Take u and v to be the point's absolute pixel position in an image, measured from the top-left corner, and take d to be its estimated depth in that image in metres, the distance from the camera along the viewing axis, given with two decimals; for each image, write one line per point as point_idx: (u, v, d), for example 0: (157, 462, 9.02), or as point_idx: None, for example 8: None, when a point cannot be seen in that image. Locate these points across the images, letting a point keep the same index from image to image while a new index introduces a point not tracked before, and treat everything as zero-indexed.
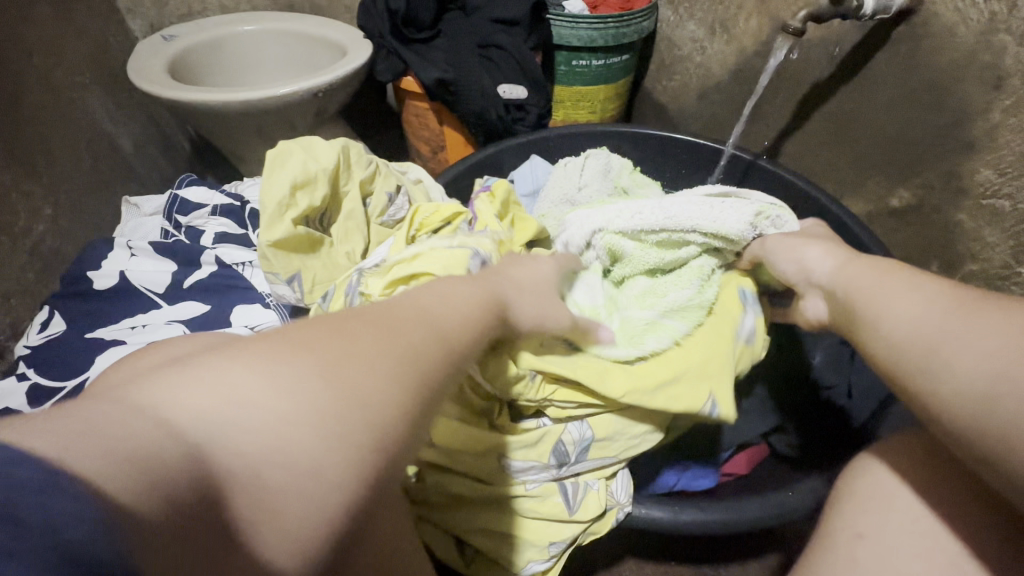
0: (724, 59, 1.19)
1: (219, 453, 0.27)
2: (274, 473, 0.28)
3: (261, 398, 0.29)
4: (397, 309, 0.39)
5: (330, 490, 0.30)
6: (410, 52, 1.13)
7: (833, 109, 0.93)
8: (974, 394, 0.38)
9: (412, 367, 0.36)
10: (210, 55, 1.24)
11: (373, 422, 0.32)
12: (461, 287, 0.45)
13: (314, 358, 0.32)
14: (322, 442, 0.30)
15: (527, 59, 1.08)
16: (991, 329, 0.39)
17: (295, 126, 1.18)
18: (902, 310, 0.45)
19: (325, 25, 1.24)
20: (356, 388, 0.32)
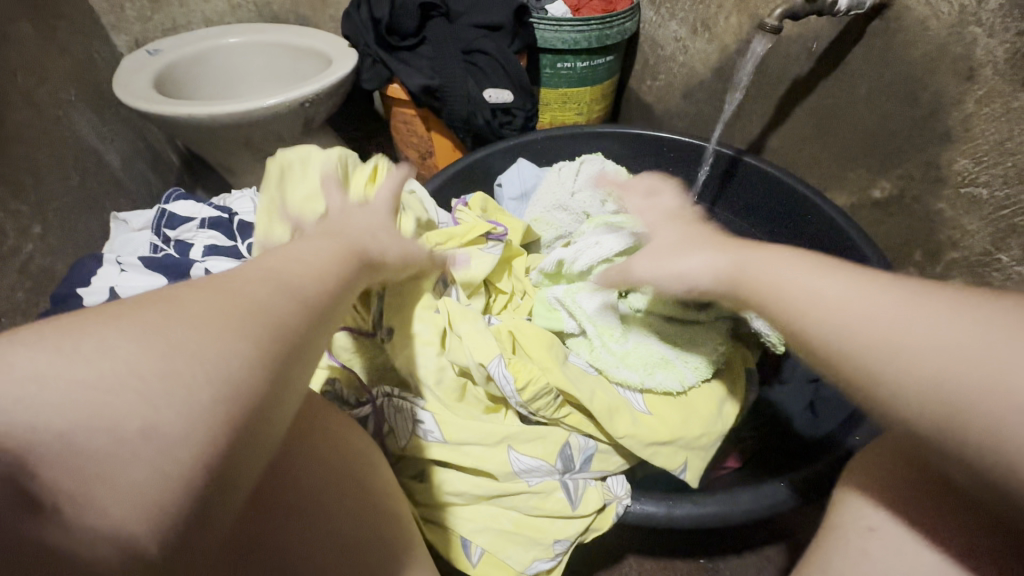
0: (706, 57, 1.20)
1: (15, 431, 0.29)
2: (92, 437, 0.30)
3: (65, 373, 0.31)
4: (239, 278, 0.39)
5: (175, 445, 0.31)
6: (395, 59, 1.13)
7: (814, 103, 0.95)
8: (933, 401, 0.35)
9: (260, 321, 0.36)
10: (195, 68, 1.24)
11: (215, 374, 0.33)
12: (314, 246, 0.46)
13: (127, 326, 0.33)
14: (143, 398, 0.31)
15: (511, 63, 1.09)
16: (931, 320, 0.37)
17: (282, 137, 1.19)
18: (838, 304, 0.41)
19: (309, 35, 1.24)
20: (183, 344, 0.33)
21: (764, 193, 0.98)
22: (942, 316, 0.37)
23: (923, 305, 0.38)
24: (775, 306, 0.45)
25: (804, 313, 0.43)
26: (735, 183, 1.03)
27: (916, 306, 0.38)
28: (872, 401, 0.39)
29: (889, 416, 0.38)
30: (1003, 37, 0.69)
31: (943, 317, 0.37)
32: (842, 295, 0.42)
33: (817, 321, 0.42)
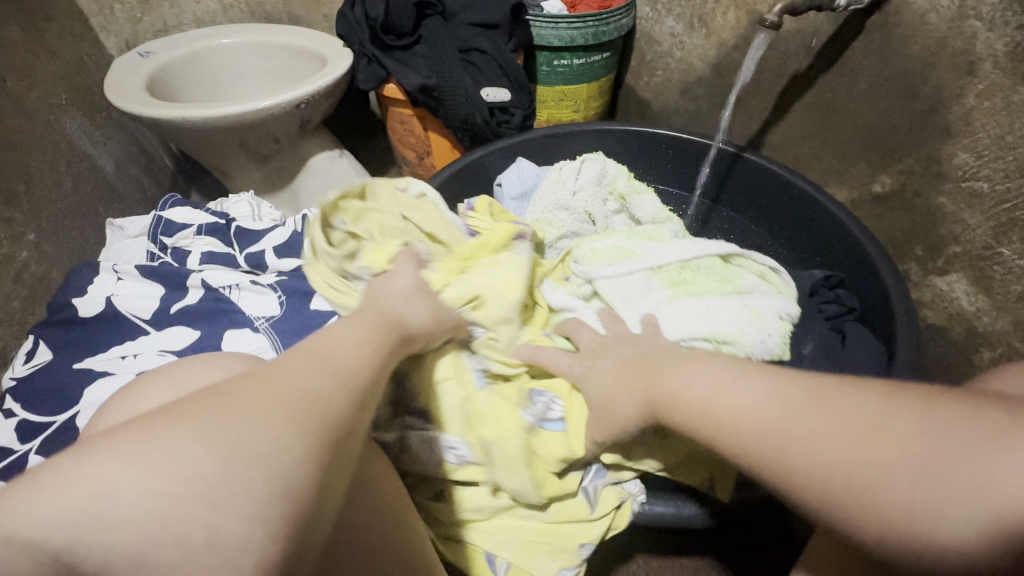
0: (704, 52, 1.20)
1: (83, 554, 0.29)
2: (159, 551, 0.30)
3: (131, 482, 0.31)
4: (283, 368, 0.40)
5: (239, 554, 0.31)
6: (391, 59, 1.12)
7: (814, 98, 0.94)
8: (835, 491, 0.37)
9: (313, 415, 0.37)
10: (188, 70, 1.23)
11: (276, 474, 0.33)
12: (356, 323, 0.48)
13: (187, 426, 0.33)
14: (210, 507, 0.31)
15: (508, 61, 1.09)
16: (841, 418, 0.39)
17: (277, 139, 1.18)
18: (736, 400, 0.44)
19: (302, 34, 1.23)
20: (246, 443, 0.33)
21: (764, 189, 0.98)
22: (838, 410, 0.39)
23: (814, 405, 0.40)
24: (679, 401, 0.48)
25: (723, 421, 0.44)
26: (734, 179, 1.03)
27: (811, 404, 0.41)
28: (785, 492, 0.41)
29: (794, 502, 0.40)
30: (1003, 30, 0.69)
31: (833, 414, 0.39)
32: (743, 393, 0.44)
33: (722, 417, 0.44)
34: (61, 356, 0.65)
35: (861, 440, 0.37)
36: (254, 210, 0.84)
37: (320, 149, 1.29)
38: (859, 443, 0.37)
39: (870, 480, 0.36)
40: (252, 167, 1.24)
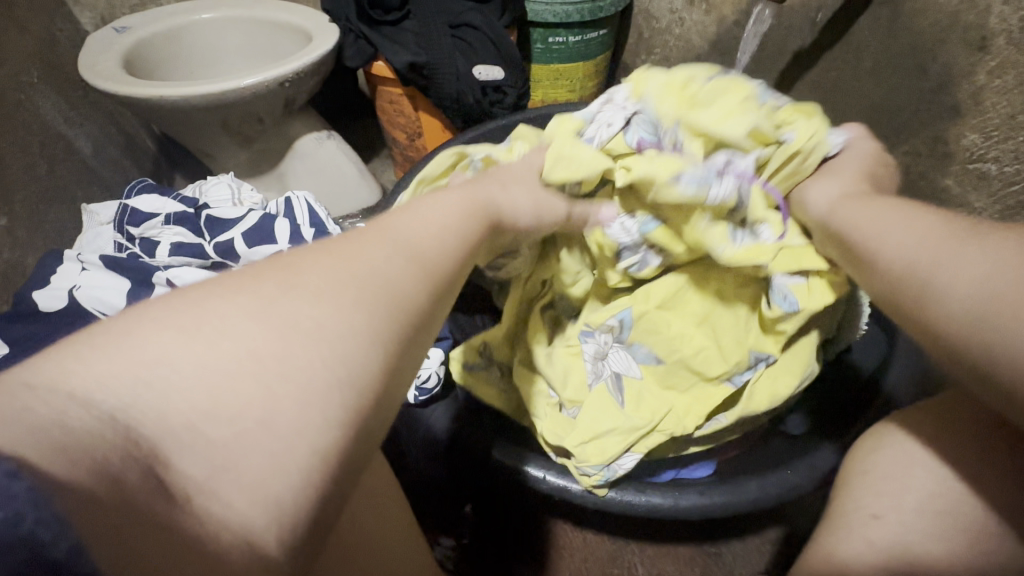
0: (704, 29, 1.18)
1: (136, 417, 0.27)
2: (214, 425, 0.28)
3: (187, 355, 0.29)
4: (367, 245, 0.38)
5: (297, 434, 0.29)
6: (379, 35, 1.08)
7: (817, 77, 0.91)
8: (967, 313, 0.36)
9: (384, 298, 0.35)
10: (167, 47, 1.17)
11: (336, 359, 0.31)
12: (444, 205, 0.46)
13: (246, 300, 0.32)
14: (263, 387, 0.29)
15: (501, 38, 1.05)
16: (986, 256, 0.37)
17: (262, 119, 1.14)
18: (902, 233, 0.43)
19: (286, 9, 1.18)
20: (303, 325, 0.31)
21: None
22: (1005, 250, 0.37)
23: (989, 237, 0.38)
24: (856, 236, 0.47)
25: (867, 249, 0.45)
26: None
27: (981, 239, 0.39)
28: (919, 320, 0.40)
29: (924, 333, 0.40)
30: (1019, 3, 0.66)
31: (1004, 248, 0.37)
32: (892, 233, 0.44)
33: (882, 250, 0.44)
34: (17, 348, 0.59)
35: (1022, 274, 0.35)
36: (234, 193, 0.81)
37: (307, 129, 1.25)
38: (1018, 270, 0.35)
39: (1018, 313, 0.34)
40: (236, 148, 1.20)
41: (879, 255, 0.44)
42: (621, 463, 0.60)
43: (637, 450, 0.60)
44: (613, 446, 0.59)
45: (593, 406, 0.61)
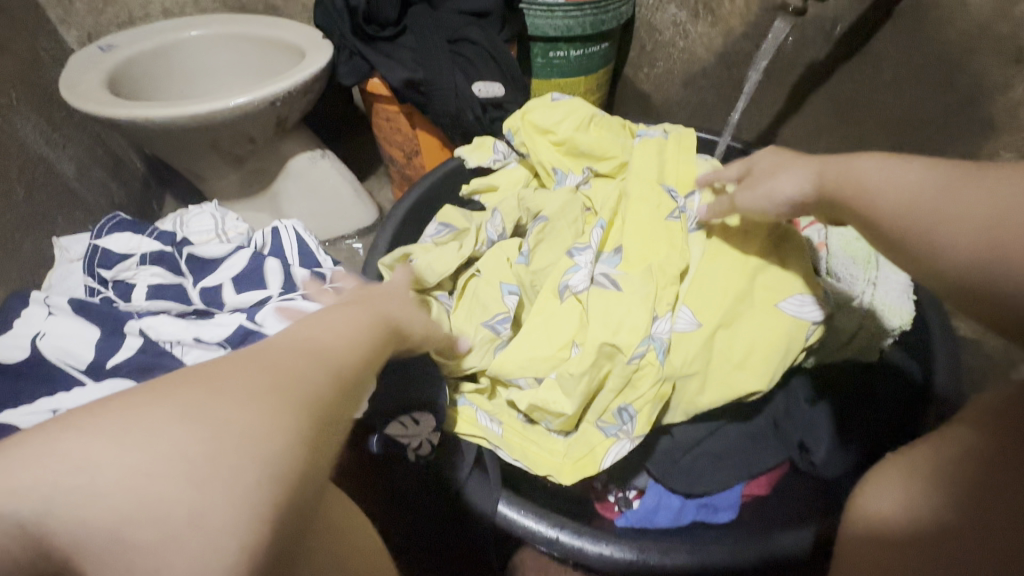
0: (710, 42, 1.13)
1: (55, 526, 0.25)
2: (138, 530, 0.25)
3: (101, 459, 0.26)
4: (274, 349, 0.34)
5: (227, 535, 0.26)
6: (374, 50, 1.03)
7: (833, 90, 0.88)
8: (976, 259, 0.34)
9: (306, 405, 0.31)
10: (154, 66, 1.13)
11: (267, 460, 0.28)
12: (343, 315, 0.41)
13: (163, 405, 0.28)
14: (191, 487, 0.26)
15: (500, 52, 1.02)
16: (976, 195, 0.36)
17: (253, 139, 1.09)
18: (896, 177, 0.42)
19: (277, 24, 1.14)
20: (232, 433, 0.28)
21: None
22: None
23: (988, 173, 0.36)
24: (848, 190, 0.45)
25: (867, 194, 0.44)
26: None
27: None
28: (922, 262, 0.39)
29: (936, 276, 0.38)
30: None
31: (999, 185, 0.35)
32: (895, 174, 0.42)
33: (881, 196, 0.42)
34: None
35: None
36: (218, 225, 0.76)
37: (301, 148, 1.19)
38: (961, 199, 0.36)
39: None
40: (227, 169, 1.16)
41: (878, 205, 0.42)
42: (660, 328, 0.56)
43: (662, 314, 0.57)
44: (641, 313, 0.56)
45: (592, 308, 0.57)
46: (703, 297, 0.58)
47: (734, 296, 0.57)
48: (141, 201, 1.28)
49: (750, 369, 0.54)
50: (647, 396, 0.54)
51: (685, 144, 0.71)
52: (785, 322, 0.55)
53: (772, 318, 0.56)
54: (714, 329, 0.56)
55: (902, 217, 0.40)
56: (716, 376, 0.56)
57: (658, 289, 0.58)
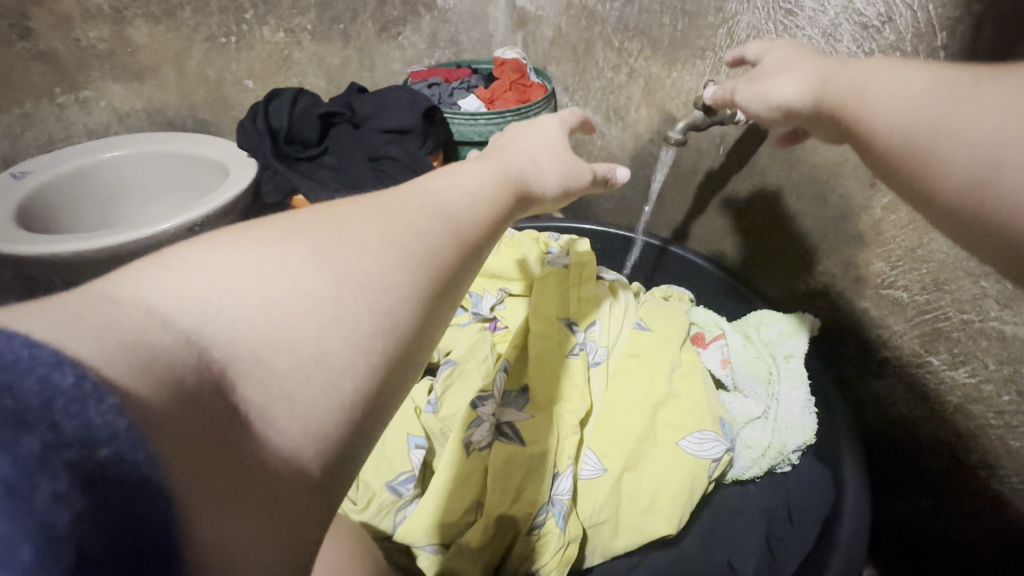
0: (623, 143, 1.21)
1: (214, 339, 0.30)
2: (276, 355, 0.32)
3: (251, 288, 0.33)
4: (408, 199, 0.44)
5: (342, 373, 0.34)
6: (296, 172, 1.06)
7: (728, 195, 0.94)
8: (964, 179, 0.37)
9: (420, 258, 0.40)
10: (73, 188, 1.12)
11: (378, 310, 0.37)
12: (477, 175, 0.53)
13: (306, 247, 0.36)
14: (319, 328, 0.34)
15: (421, 165, 1.05)
16: (988, 105, 0.36)
17: None
18: (899, 89, 0.43)
19: (204, 143, 1.16)
20: (353, 275, 0.36)
21: (693, 281, 1.00)
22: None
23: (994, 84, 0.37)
24: (848, 104, 0.47)
25: (864, 104, 0.45)
26: (664, 271, 1.05)
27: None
28: (918, 175, 0.40)
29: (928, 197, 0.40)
30: None
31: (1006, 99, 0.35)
32: (898, 92, 0.43)
33: (882, 108, 0.43)
34: None
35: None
36: None
37: None
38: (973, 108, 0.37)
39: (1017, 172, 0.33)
40: None
41: (879, 119, 0.43)
42: (563, 488, 0.57)
43: (565, 468, 0.59)
44: (541, 475, 0.57)
45: (493, 469, 0.57)
46: (607, 443, 0.61)
47: (635, 439, 0.60)
48: None
49: (659, 513, 0.57)
50: (554, 560, 0.55)
51: (587, 270, 0.73)
52: (686, 463, 0.59)
53: (673, 460, 0.59)
54: (618, 476, 0.59)
55: (906, 136, 0.41)
56: (625, 522, 0.58)
57: (560, 442, 0.60)
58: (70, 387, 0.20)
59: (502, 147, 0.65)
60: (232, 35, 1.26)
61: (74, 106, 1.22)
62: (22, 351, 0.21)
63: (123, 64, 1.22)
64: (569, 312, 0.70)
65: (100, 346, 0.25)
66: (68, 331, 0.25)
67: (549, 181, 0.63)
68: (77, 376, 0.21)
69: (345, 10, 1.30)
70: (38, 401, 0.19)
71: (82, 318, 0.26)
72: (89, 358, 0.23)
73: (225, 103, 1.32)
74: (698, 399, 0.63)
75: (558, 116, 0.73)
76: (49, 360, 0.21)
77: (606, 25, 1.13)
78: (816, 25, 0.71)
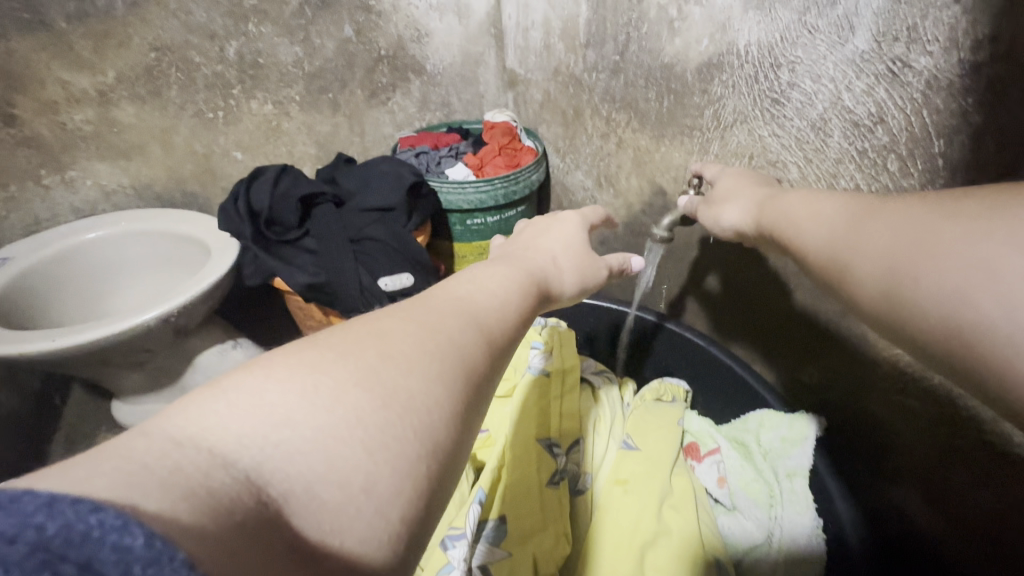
0: (615, 210, 1.18)
1: (270, 476, 0.30)
2: (328, 489, 0.31)
3: (306, 417, 0.33)
4: (438, 303, 0.45)
5: (391, 503, 0.33)
6: (275, 256, 1.03)
7: (724, 275, 0.90)
8: (877, 283, 0.42)
9: (457, 370, 0.40)
10: (55, 273, 1.10)
11: (421, 431, 0.35)
12: (500, 275, 0.53)
13: (351, 369, 0.36)
14: (369, 455, 0.33)
15: (408, 246, 1.03)
16: (886, 225, 0.44)
17: (150, 349, 1.03)
18: (817, 215, 0.52)
19: (189, 221, 1.16)
20: (399, 400, 0.35)
21: (691, 362, 0.94)
22: (952, 228, 0.38)
23: (879, 212, 0.45)
24: (783, 231, 0.56)
25: (795, 232, 0.54)
26: (657, 349, 0.99)
27: (931, 222, 0.40)
28: (843, 278, 0.47)
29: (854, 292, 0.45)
30: None
31: (895, 219, 0.43)
32: (817, 221, 0.52)
33: (807, 232, 0.52)
34: None
35: (968, 244, 0.36)
36: None
37: (208, 344, 1.14)
38: (879, 225, 0.44)
39: (910, 273, 0.39)
40: (127, 375, 1.09)
41: (806, 241, 0.52)
42: None
43: None
44: None
45: None
46: None
47: None
48: (39, 404, 1.21)
49: None
50: None
51: (570, 381, 0.70)
52: None
53: None
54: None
55: (830, 253, 0.48)
56: None
57: None
58: (143, 550, 0.19)
59: (522, 245, 0.64)
60: (220, 109, 1.26)
61: (61, 186, 1.22)
62: (88, 519, 0.19)
63: (109, 144, 1.22)
64: (547, 430, 0.66)
65: (165, 494, 0.25)
66: (135, 485, 0.25)
67: (568, 281, 0.62)
68: (146, 535, 0.19)
69: (332, 80, 1.30)
70: (117, 571, 0.18)
71: (140, 473, 0.25)
72: (161, 511, 0.23)
73: (213, 175, 1.32)
74: (693, 526, 0.59)
75: (578, 212, 0.71)
76: (117, 522, 0.19)
77: (593, 94, 1.11)
78: (804, 117, 0.70)
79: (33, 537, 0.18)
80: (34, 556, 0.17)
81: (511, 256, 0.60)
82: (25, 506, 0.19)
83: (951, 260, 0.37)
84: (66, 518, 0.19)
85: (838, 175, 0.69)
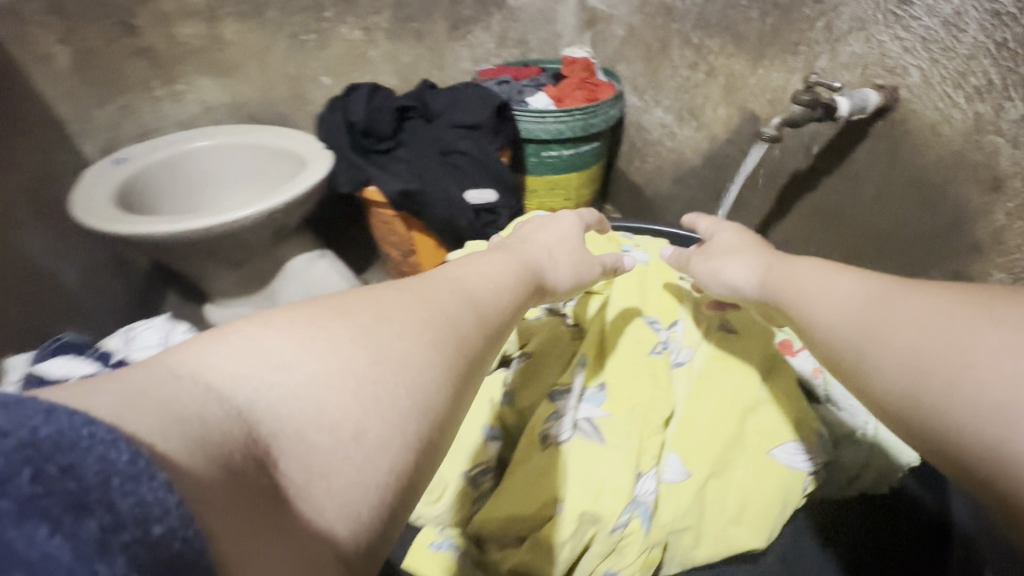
0: (695, 144, 1.19)
1: (261, 417, 0.28)
2: (317, 433, 0.29)
3: (299, 362, 0.30)
4: (435, 280, 0.42)
5: (380, 454, 0.30)
6: (373, 163, 1.10)
7: (821, 200, 0.91)
8: (899, 391, 0.35)
9: (451, 340, 0.37)
10: (163, 176, 1.19)
11: (412, 389, 0.33)
12: (497, 263, 0.50)
13: (346, 324, 0.34)
14: (358, 403, 0.30)
15: (493, 162, 1.06)
16: (913, 312, 0.37)
17: (250, 247, 1.11)
18: (831, 288, 0.46)
19: (285, 136, 1.23)
20: (390, 356, 0.33)
21: None
22: (991, 333, 0.32)
23: (908, 295, 0.39)
24: (789, 302, 0.50)
25: (802, 305, 0.48)
26: None
27: (972, 323, 0.33)
28: (857, 373, 0.40)
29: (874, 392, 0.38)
30: None
31: (920, 307, 0.37)
32: (828, 298, 0.45)
33: (815, 310, 0.46)
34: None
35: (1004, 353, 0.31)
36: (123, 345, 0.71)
37: (300, 251, 1.22)
38: (905, 314, 0.38)
39: (944, 379, 0.33)
40: (224, 273, 1.17)
41: (814, 317, 0.46)
42: (646, 489, 0.55)
43: (648, 469, 0.56)
44: (623, 473, 0.55)
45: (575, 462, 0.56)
46: (693, 444, 0.58)
47: (722, 444, 0.58)
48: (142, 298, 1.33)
49: (746, 526, 0.55)
50: (636, 562, 0.52)
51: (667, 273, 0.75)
52: (779, 475, 0.57)
53: (762, 469, 0.57)
54: (705, 481, 0.56)
55: (841, 342, 0.42)
56: (711, 532, 0.55)
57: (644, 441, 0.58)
58: (122, 467, 0.20)
59: (519, 239, 0.60)
60: (313, 33, 1.32)
61: (169, 99, 1.30)
62: (77, 430, 0.20)
63: (212, 60, 1.30)
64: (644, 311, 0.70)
65: (151, 423, 0.23)
66: (129, 407, 0.24)
67: (562, 275, 0.57)
68: (131, 454, 0.20)
69: (419, 10, 1.34)
70: (90, 482, 0.18)
71: (125, 399, 0.24)
72: (140, 438, 0.22)
73: (302, 99, 1.39)
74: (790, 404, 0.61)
75: (575, 212, 0.69)
76: (103, 439, 0.20)
77: (684, 22, 1.10)
78: (937, 14, 0.69)
79: (21, 437, 0.19)
80: (15, 454, 0.18)
81: (506, 247, 0.57)
82: (26, 409, 0.20)
83: (988, 372, 0.31)
84: (57, 427, 0.19)
85: (968, 73, 0.69)
